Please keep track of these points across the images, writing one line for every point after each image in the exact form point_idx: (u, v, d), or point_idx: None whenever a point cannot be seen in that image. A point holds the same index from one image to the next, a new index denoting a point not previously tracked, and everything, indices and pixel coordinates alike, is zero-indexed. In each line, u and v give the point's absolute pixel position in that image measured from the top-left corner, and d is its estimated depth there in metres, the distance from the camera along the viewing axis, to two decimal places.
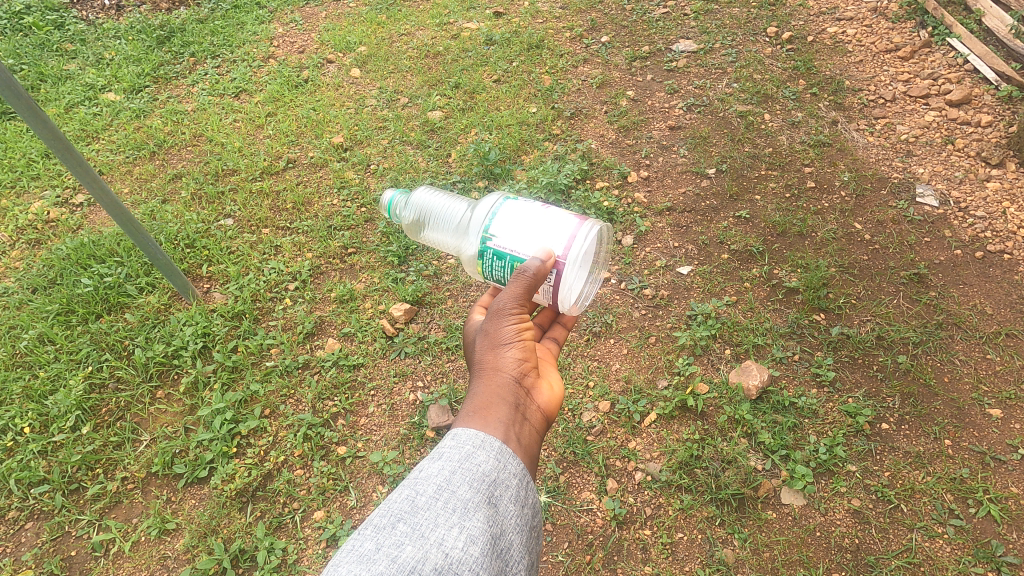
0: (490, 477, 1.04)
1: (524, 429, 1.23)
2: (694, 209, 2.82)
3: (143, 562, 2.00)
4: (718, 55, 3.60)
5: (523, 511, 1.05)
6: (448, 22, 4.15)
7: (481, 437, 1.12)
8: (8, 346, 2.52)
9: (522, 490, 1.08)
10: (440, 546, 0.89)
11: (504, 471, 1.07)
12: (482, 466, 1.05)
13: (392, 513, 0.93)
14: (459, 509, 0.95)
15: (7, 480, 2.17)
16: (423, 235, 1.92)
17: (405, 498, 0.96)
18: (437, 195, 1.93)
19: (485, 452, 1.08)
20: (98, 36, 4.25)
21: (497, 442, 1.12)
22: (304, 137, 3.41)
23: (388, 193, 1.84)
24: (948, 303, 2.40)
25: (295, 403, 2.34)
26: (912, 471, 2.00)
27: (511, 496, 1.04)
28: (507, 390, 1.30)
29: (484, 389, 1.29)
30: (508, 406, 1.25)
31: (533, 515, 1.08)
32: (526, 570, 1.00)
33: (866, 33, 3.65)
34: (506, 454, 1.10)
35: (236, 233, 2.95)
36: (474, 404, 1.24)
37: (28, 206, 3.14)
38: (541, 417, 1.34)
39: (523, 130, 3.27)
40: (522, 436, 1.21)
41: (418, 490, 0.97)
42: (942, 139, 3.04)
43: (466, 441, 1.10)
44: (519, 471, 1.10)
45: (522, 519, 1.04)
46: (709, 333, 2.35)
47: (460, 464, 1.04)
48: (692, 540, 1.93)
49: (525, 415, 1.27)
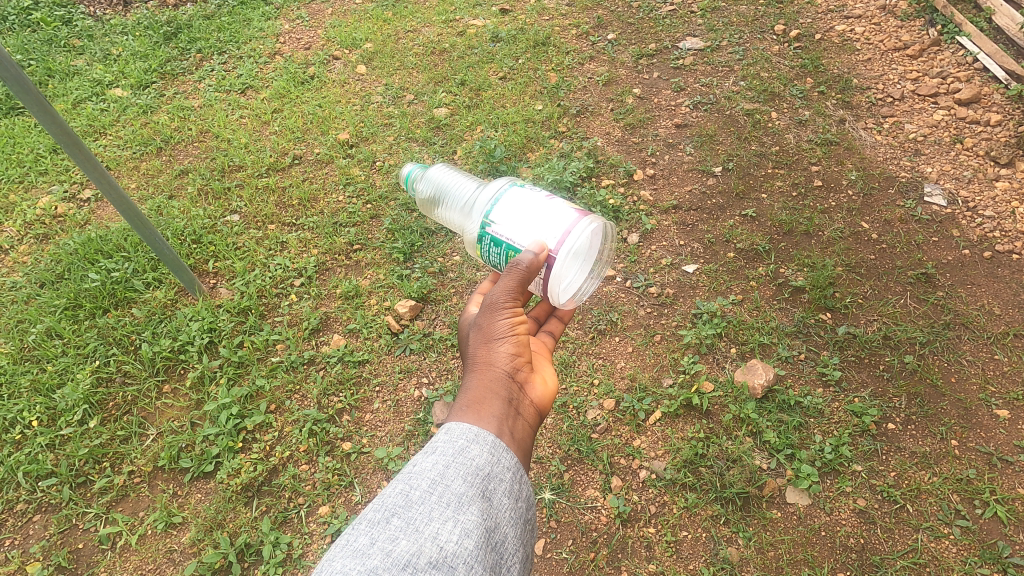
0: (484, 472, 1.04)
1: (517, 423, 1.23)
2: (700, 208, 2.82)
3: (149, 555, 2.01)
4: (725, 53, 3.59)
5: (517, 504, 1.06)
6: (454, 19, 4.14)
7: (475, 431, 1.12)
8: (16, 340, 2.53)
9: (515, 484, 1.08)
10: (434, 540, 0.90)
11: (498, 465, 1.07)
12: (476, 461, 1.05)
13: (386, 507, 0.93)
14: (454, 502, 0.96)
15: (15, 472, 2.18)
16: (434, 212, 1.95)
17: (399, 492, 0.96)
18: (453, 172, 1.91)
19: (478, 446, 1.09)
20: (105, 32, 4.26)
21: (490, 437, 1.12)
22: (310, 133, 3.42)
23: (410, 167, 1.96)
24: (955, 303, 2.39)
25: (300, 399, 2.35)
26: (919, 471, 1.99)
27: (505, 490, 1.05)
28: (500, 385, 1.30)
29: (477, 383, 1.29)
30: (500, 400, 1.25)
31: (526, 509, 1.09)
32: (520, 563, 1.01)
33: (874, 31, 3.63)
34: (499, 448, 1.11)
35: (243, 229, 2.96)
36: (467, 398, 1.25)
37: (36, 201, 3.15)
38: (534, 411, 1.34)
39: (529, 128, 3.27)
40: (516, 431, 1.21)
41: (413, 484, 0.97)
42: (950, 138, 3.02)
43: (459, 435, 1.10)
44: (513, 465, 1.10)
45: (515, 512, 1.05)
46: (714, 332, 2.35)
47: (454, 459, 1.04)
48: (696, 538, 1.92)
49: (518, 409, 1.27)
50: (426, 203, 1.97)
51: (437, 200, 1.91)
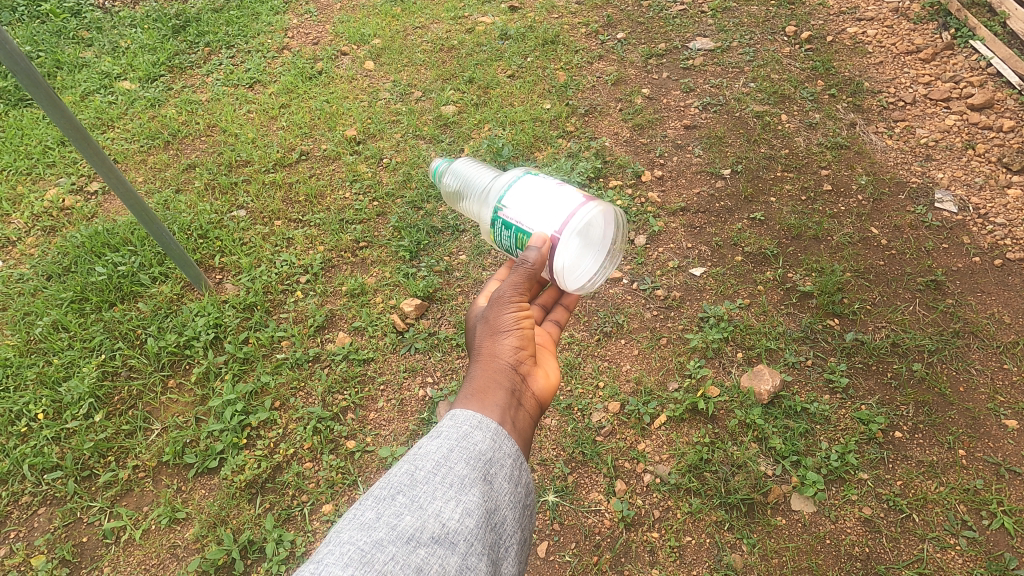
0: (486, 456, 1.03)
1: (519, 414, 1.22)
2: (708, 211, 2.80)
3: (154, 550, 2.02)
4: (735, 54, 3.56)
5: (518, 489, 1.05)
6: (463, 15, 4.11)
7: (479, 417, 1.11)
8: (23, 332, 2.54)
9: (517, 469, 1.07)
10: (437, 517, 0.90)
11: (500, 450, 1.06)
12: (480, 445, 1.04)
13: (392, 486, 0.93)
14: (457, 483, 0.95)
15: (21, 464, 2.19)
16: (459, 205, 1.92)
17: (404, 472, 0.96)
18: (479, 167, 1.91)
19: (482, 432, 1.08)
20: (114, 24, 4.26)
21: (494, 423, 1.11)
22: (317, 129, 3.41)
23: (438, 162, 1.96)
24: (965, 311, 2.37)
25: (305, 396, 2.35)
26: (925, 481, 1.98)
27: (506, 474, 1.04)
28: (503, 375, 1.30)
29: (481, 373, 1.29)
30: (504, 391, 1.25)
31: (526, 494, 1.07)
32: (518, 546, 1.00)
33: (886, 33, 3.59)
34: (502, 434, 1.09)
35: (249, 224, 2.96)
36: (470, 387, 1.24)
37: (43, 192, 3.17)
38: (535, 403, 1.33)
39: (537, 127, 3.26)
40: (518, 421, 1.20)
41: (418, 464, 0.97)
42: (962, 144, 2.99)
43: (464, 420, 1.09)
44: (514, 451, 1.09)
45: (516, 496, 1.04)
46: (721, 336, 2.34)
47: (458, 442, 1.03)
48: (700, 544, 1.92)
49: (520, 400, 1.26)
50: (449, 197, 1.95)
51: (460, 193, 1.90)
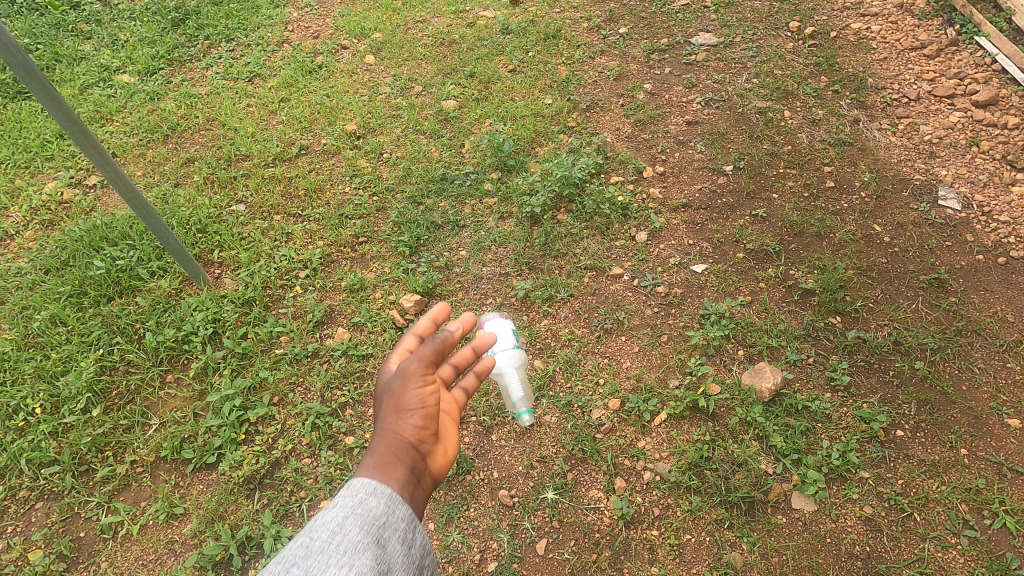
0: (380, 521, 1.02)
1: (417, 494, 1.18)
2: (710, 207, 2.78)
3: (151, 546, 2.01)
4: (739, 49, 3.53)
5: (412, 552, 1.04)
6: (464, 10, 4.08)
7: (373, 486, 1.09)
8: (21, 327, 2.53)
9: (411, 531, 1.06)
10: None
11: (394, 514, 1.05)
12: (374, 511, 1.03)
13: (285, 560, 0.90)
14: (351, 549, 0.93)
15: (18, 459, 2.18)
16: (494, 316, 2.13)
17: (299, 544, 0.93)
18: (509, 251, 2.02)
19: (376, 499, 1.06)
20: (113, 16, 4.23)
21: (389, 491, 1.10)
22: (316, 123, 3.39)
23: None
24: (968, 309, 2.35)
25: (303, 391, 2.34)
26: (927, 480, 1.97)
27: (399, 537, 1.03)
28: (404, 454, 1.23)
29: (380, 450, 1.22)
30: (405, 470, 1.19)
31: (422, 558, 1.06)
32: None
33: (890, 29, 3.57)
34: (395, 500, 1.09)
35: (248, 219, 2.95)
36: (369, 464, 1.18)
37: (41, 186, 3.15)
38: (433, 483, 1.28)
39: (538, 122, 3.23)
40: (416, 501, 1.17)
41: (312, 535, 0.94)
42: (966, 141, 2.96)
43: (358, 489, 1.07)
44: (408, 516, 1.08)
45: (411, 560, 1.02)
46: (723, 333, 2.32)
47: (353, 510, 1.01)
48: (700, 542, 1.91)
49: (420, 479, 1.21)
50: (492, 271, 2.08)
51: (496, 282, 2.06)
